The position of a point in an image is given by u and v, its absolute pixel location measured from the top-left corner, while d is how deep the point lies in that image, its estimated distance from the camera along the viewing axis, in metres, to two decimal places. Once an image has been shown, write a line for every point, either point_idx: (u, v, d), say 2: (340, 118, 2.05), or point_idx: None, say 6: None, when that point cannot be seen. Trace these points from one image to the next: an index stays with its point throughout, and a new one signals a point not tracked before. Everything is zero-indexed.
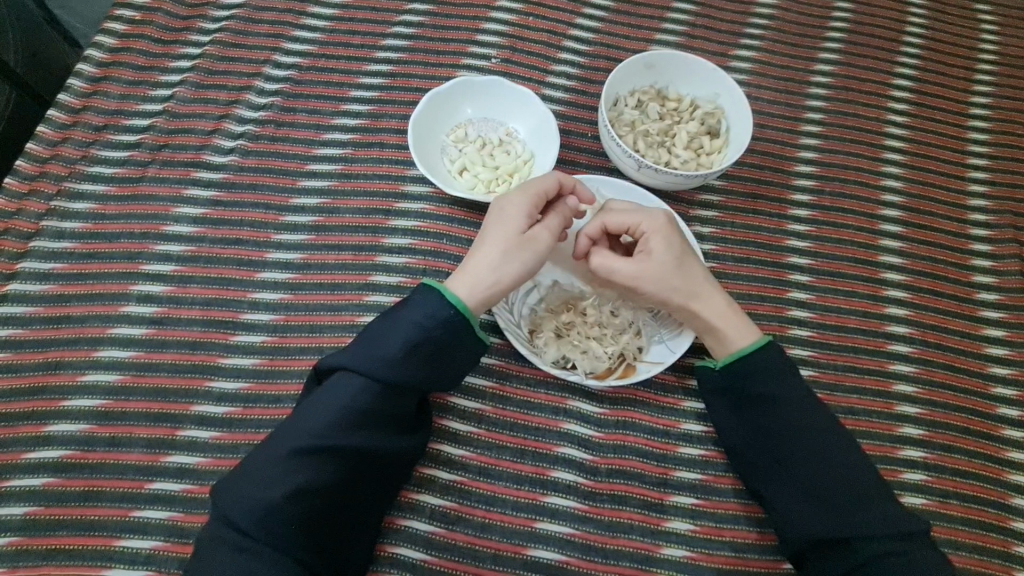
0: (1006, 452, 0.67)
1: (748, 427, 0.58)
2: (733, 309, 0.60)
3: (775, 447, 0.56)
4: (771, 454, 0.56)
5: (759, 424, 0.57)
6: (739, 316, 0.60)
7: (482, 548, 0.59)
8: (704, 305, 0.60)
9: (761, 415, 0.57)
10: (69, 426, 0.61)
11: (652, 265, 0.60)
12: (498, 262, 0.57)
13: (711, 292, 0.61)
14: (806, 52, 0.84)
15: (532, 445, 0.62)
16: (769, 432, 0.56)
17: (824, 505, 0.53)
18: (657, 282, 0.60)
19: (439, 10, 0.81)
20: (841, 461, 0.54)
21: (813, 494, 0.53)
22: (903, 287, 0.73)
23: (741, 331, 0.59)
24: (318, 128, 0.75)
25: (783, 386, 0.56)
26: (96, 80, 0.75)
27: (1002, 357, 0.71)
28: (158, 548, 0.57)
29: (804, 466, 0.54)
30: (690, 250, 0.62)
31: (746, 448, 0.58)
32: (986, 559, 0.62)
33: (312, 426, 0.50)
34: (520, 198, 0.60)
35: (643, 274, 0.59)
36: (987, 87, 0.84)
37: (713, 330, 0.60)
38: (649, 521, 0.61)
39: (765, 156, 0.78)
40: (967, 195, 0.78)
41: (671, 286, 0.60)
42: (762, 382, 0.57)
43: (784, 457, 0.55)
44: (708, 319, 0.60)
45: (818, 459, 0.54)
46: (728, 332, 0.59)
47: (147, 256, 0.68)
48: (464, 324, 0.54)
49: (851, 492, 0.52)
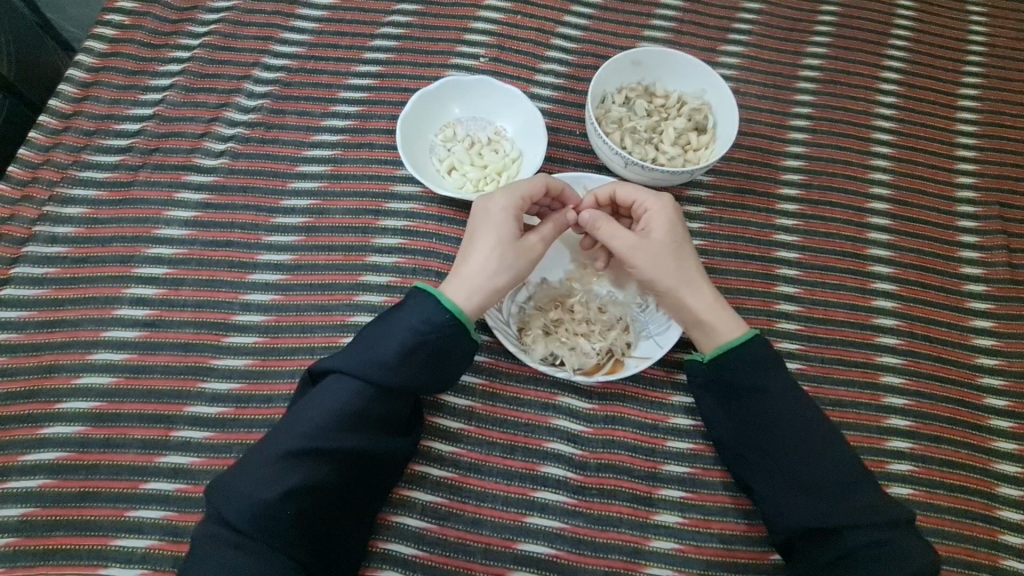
0: (993, 442, 0.67)
1: (736, 421, 0.58)
2: (720, 304, 0.60)
3: (763, 439, 0.56)
4: (760, 447, 0.57)
5: (746, 417, 0.57)
6: (726, 311, 0.60)
7: (473, 543, 0.59)
8: (693, 295, 0.60)
9: (750, 408, 0.57)
10: (63, 428, 0.61)
11: (650, 242, 0.60)
12: (495, 269, 0.58)
13: (701, 283, 0.61)
14: (794, 46, 0.84)
15: (522, 441, 0.63)
16: (757, 425, 0.57)
17: (810, 495, 0.53)
18: (650, 262, 0.60)
19: (427, 10, 0.82)
20: (827, 452, 0.54)
21: (800, 485, 0.54)
22: (891, 280, 0.73)
23: (728, 324, 0.60)
24: (308, 129, 0.75)
25: (770, 379, 0.57)
26: (86, 85, 0.76)
27: (990, 349, 0.71)
28: (153, 547, 0.58)
29: (791, 458, 0.55)
30: (688, 237, 0.63)
31: (734, 441, 0.59)
32: (972, 547, 0.63)
33: (307, 427, 0.51)
34: (509, 202, 0.60)
35: (639, 248, 0.60)
36: (976, 78, 0.84)
37: (700, 323, 0.60)
38: (637, 515, 0.61)
39: (753, 150, 0.78)
40: (955, 186, 0.78)
41: (663, 268, 0.60)
42: (749, 375, 0.57)
43: (771, 449, 0.56)
44: (697, 310, 0.60)
45: (806, 451, 0.54)
46: (715, 325, 0.59)
47: (139, 259, 0.68)
48: (460, 328, 0.55)
49: (836, 484, 0.53)
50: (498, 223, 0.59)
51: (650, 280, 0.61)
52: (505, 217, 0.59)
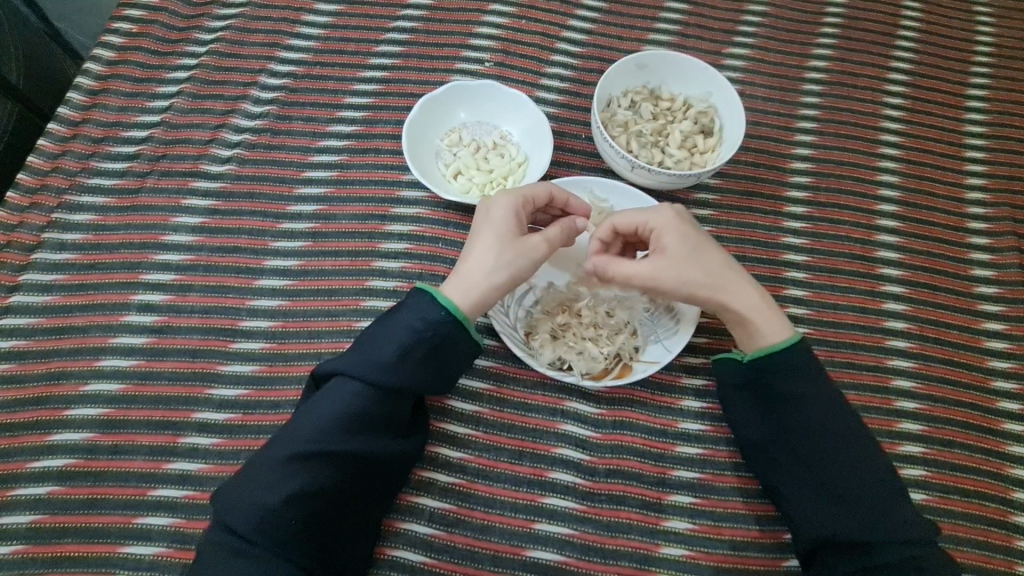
0: (1007, 446, 0.66)
1: (770, 425, 0.57)
2: (765, 305, 0.59)
3: (800, 444, 0.55)
4: (793, 452, 0.55)
5: (783, 423, 0.56)
6: (772, 312, 0.59)
7: (481, 549, 0.59)
8: (736, 298, 0.59)
9: (787, 414, 0.56)
10: (71, 435, 0.61)
11: (673, 257, 0.59)
12: (492, 266, 0.57)
13: (735, 285, 0.60)
14: (799, 48, 0.84)
15: (530, 447, 0.63)
16: (794, 431, 0.55)
17: (844, 504, 0.52)
18: (680, 278, 0.59)
19: (432, 15, 0.82)
20: (864, 464, 0.53)
21: (835, 492, 0.53)
22: (901, 283, 0.73)
23: (775, 327, 0.58)
24: (314, 135, 0.75)
25: (811, 386, 0.56)
26: (94, 92, 0.76)
27: (1002, 352, 0.70)
28: (161, 554, 0.58)
29: (827, 467, 0.53)
30: (708, 240, 0.61)
31: (766, 443, 0.58)
32: (987, 554, 0.62)
33: (309, 431, 0.51)
34: (512, 202, 0.59)
35: (664, 269, 0.59)
36: (983, 78, 0.83)
37: (744, 325, 0.60)
38: (647, 521, 0.61)
39: (760, 153, 0.78)
40: (964, 188, 0.78)
41: (694, 279, 0.59)
42: (790, 381, 0.56)
43: (807, 454, 0.54)
44: (740, 313, 0.59)
45: (842, 460, 0.53)
46: (763, 329, 0.58)
47: (146, 266, 0.69)
48: (458, 328, 0.55)
49: (870, 496, 0.52)
50: (501, 228, 0.58)
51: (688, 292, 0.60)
52: (506, 219, 0.59)
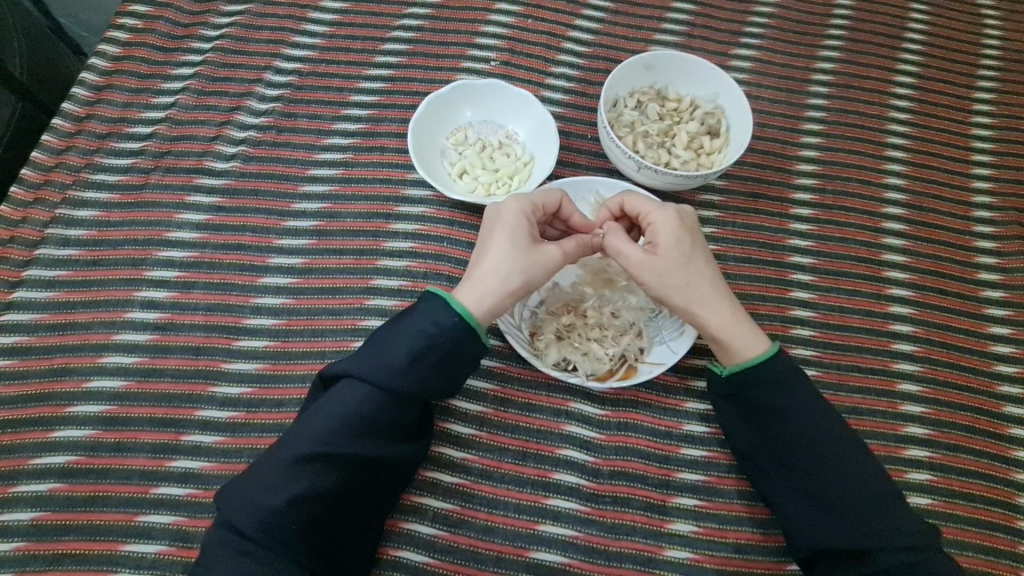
0: (1013, 451, 0.66)
1: (758, 435, 0.57)
2: (740, 319, 0.58)
3: (787, 456, 0.55)
4: (782, 463, 0.55)
5: (769, 434, 0.56)
6: (745, 326, 0.58)
7: (484, 551, 0.59)
8: (707, 312, 0.58)
9: (771, 427, 0.55)
10: (74, 432, 0.61)
11: (656, 257, 0.58)
12: (507, 271, 0.56)
13: (717, 298, 0.59)
14: (807, 50, 0.84)
15: (534, 448, 0.62)
16: (780, 443, 0.55)
17: (837, 514, 0.52)
18: (660, 277, 0.58)
19: (439, 14, 0.82)
20: (854, 473, 0.52)
21: (826, 503, 0.53)
22: (907, 286, 0.72)
23: (748, 341, 0.57)
24: (319, 133, 0.75)
25: (794, 399, 0.55)
26: (99, 88, 0.76)
27: (1009, 356, 0.70)
28: (163, 552, 0.57)
29: (816, 478, 0.53)
30: (702, 247, 0.60)
31: (757, 454, 0.58)
32: (993, 559, 0.62)
33: (318, 432, 0.50)
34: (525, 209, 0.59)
35: (645, 264, 0.58)
36: (991, 82, 0.83)
37: (715, 338, 0.58)
38: (652, 523, 0.60)
39: (766, 155, 0.77)
40: (971, 192, 0.77)
41: (671, 284, 0.58)
42: (771, 394, 0.55)
43: (796, 466, 0.54)
44: (713, 327, 0.58)
45: (830, 471, 0.53)
46: (734, 343, 0.57)
47: (151, 263, 0.68)
48: (471, 334, 0.54)
49: (863, 504, 0.51)
50: (514, 233, 0.58)
51: (661, 296, 0.59)
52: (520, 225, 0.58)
